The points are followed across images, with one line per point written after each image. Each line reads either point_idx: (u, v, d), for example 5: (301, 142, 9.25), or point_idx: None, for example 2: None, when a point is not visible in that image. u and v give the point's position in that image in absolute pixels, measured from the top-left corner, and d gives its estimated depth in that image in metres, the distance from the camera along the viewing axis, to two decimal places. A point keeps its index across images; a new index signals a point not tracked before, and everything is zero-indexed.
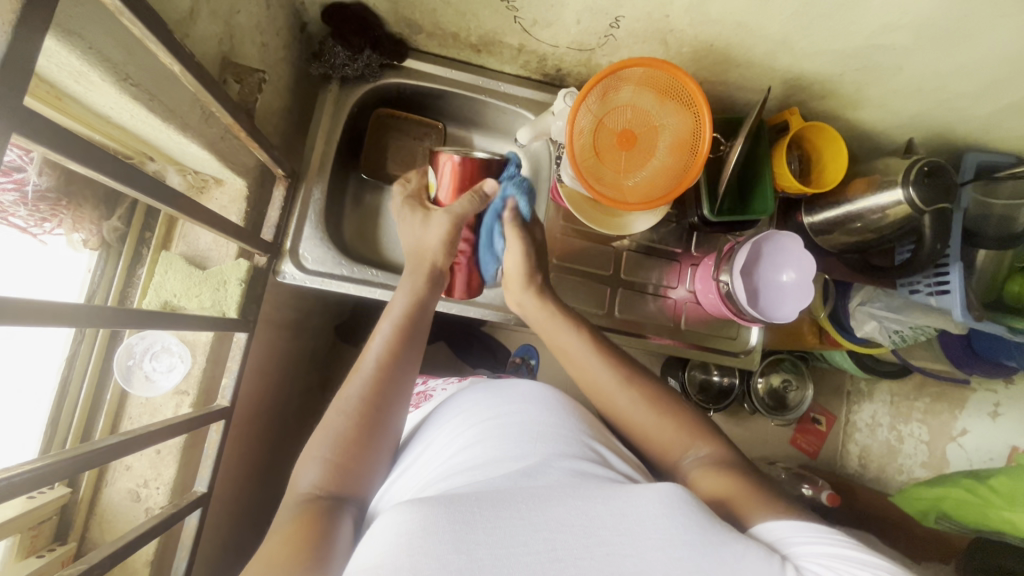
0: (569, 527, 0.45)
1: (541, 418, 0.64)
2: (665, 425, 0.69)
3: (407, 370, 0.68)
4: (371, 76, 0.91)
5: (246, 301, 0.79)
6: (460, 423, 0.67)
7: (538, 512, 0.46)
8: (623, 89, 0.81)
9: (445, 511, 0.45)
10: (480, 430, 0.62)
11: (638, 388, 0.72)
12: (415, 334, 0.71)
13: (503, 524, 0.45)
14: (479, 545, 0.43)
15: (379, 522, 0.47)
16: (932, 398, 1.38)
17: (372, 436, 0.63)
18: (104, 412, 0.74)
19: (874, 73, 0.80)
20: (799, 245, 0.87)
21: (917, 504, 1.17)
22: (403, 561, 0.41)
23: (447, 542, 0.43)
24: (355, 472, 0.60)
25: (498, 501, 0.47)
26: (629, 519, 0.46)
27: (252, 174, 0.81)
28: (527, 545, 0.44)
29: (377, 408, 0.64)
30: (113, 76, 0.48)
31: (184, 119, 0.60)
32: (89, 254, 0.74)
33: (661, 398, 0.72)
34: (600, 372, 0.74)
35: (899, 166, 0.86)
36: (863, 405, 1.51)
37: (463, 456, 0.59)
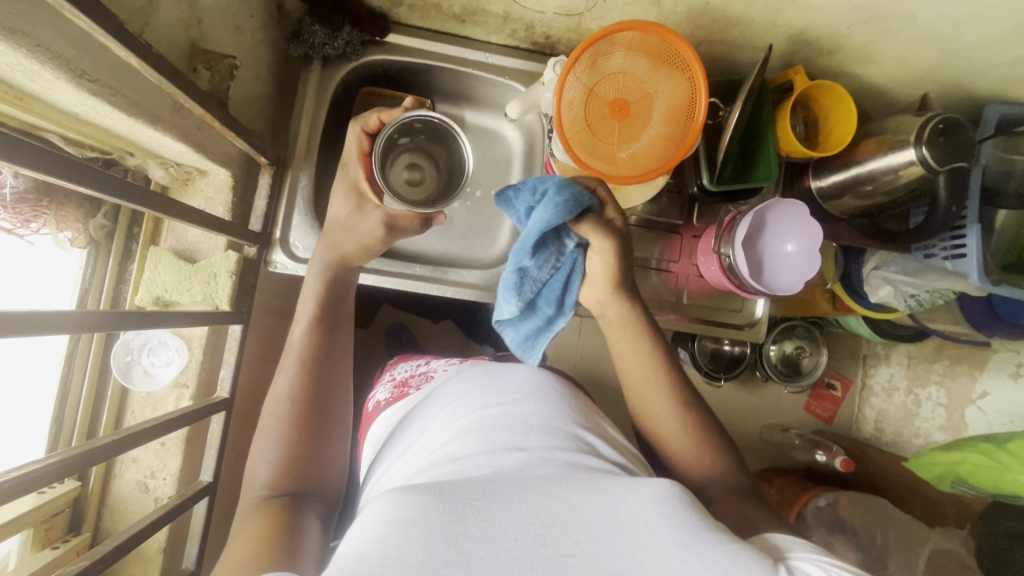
0: (558, 522, 0.45)
1: (533, 406, 0.63)
2: (699, 454, 0.69)
3: (332, 360, 0.69)
4: (353, 54, 0.88)
5: (238, 293, 0.78)
6: (454, 410, 0.66)
7: (528, 505, 0.46)
8: (614, 55, 0.76)
9: (433, 501, 0.45)
10: (472, 418, 0.62)
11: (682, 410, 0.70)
12: (337, 323, 0.71)
13: (492, 516, 0.44)
14: (466, 537, 0.43)
15: (371, 509, 0.47)
16: (951, 359, 1.33)
17: (317, 432, 0.63)
18: (107, 408, 0.76)
19: (885, 24, 0.74)
20: (805, 213, 0.84)
21: (932, 468, 1.15)
22: (389, 550, 0.41)
23: (436, 534, 0.43)
24: (313, 459, 0.62)
25: (488, 491, 0.47)
26: (621, 518, 0.45)
27: (236, 163, 0.79)
28: (515, 540, 0.43)
29: (313, 402, 0.64)
30: (67, 73, 0.46)
31: (154, 112, 0.58)
32: (79, 252, 0.74)
33: (705, 426, 0.70)
34: (656, 396, 0.71)
35: (912, 124, 0.81)
36: (879, 369, 1.49)
37: (454, 446, 0.59)
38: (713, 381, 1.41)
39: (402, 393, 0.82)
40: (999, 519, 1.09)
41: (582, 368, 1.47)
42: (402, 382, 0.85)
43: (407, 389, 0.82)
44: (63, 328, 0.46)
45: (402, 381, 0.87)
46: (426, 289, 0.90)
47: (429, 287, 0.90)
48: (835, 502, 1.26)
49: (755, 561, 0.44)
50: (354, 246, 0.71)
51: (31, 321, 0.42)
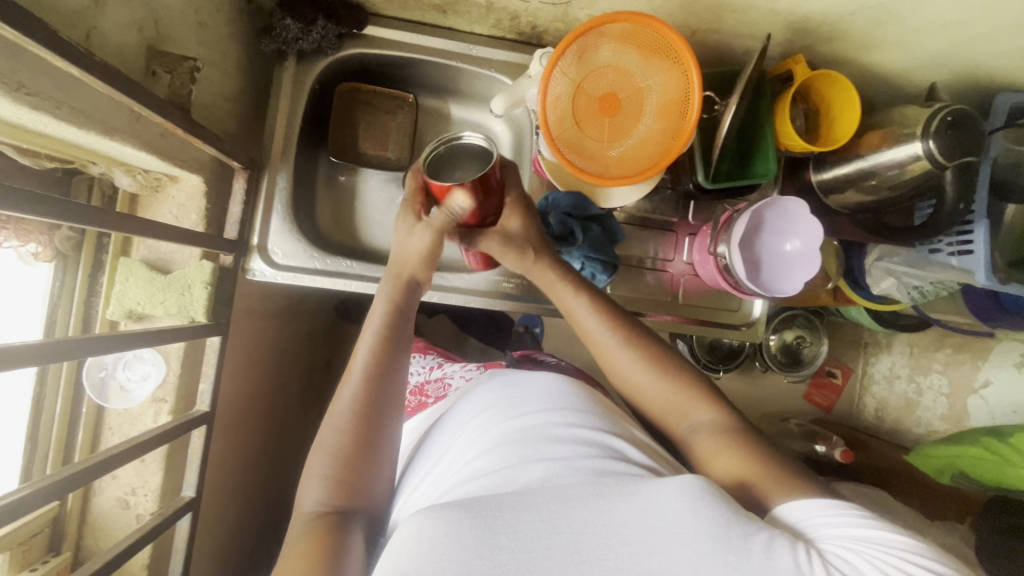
0: (591, 526, 0.43)
1: (563, 411, 0.61)
2: (671, 399, 0.64)
3: (393, 378, 0.64)
4: (329, 48, 0.84)
5: (215, 303, 0.76)
6: (480, 420, 0.64)
7: (559, 512, 0.44)
8: (603, 48, 0.72)
9: (466, 515, 0.44)
10: (500, 426, 0.60)
11: (643, 357, 0.67)
12: (401, 333, 0.67)
13: (524, 527, 0.43)
14: (502, 550, 0.42)
15: (403, 527, 0.47)
16: (953, 348, 1.30)
17: (374, 448, 0.61)
18: (83, 425, 0.74)
19: (890, 11, 0.70)
20: (805, 211, 0.80)
21: (933, 462, 1.11)
22: (425, 566, 0.41)
23: (470, 549, 0.42)
24: (365, 471, 0.60)
25: (519, 501, 0.45)
26: (652, 516, 0.43)
27: (208, 168, 0.76)
28: (549, 549, 0.42)
29: (373, 414, 0.62)
30: (1, 87, 0.43)
31: (108, 122, 0.55)
32: (46, 266, 0.71)
33: (669, 366, 0.66)
34: (609, 343, 0.69)
35: (919, 116, 0.76)
36: (880, 358, 1.45)
37: (480, 457, 0.57)
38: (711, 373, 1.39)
39: (420, 403, 0.82)
40: (999, 514, 1.05)
41: (578, 363, 1.44)
42: (418, 389, 0.84)
43: (425, 399, 0.81)
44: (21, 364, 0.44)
45: (419, 387, 0.86)
46: None
47: None
48: (836, 494, 1.23)
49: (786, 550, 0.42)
50: (421, 258, 0.70)
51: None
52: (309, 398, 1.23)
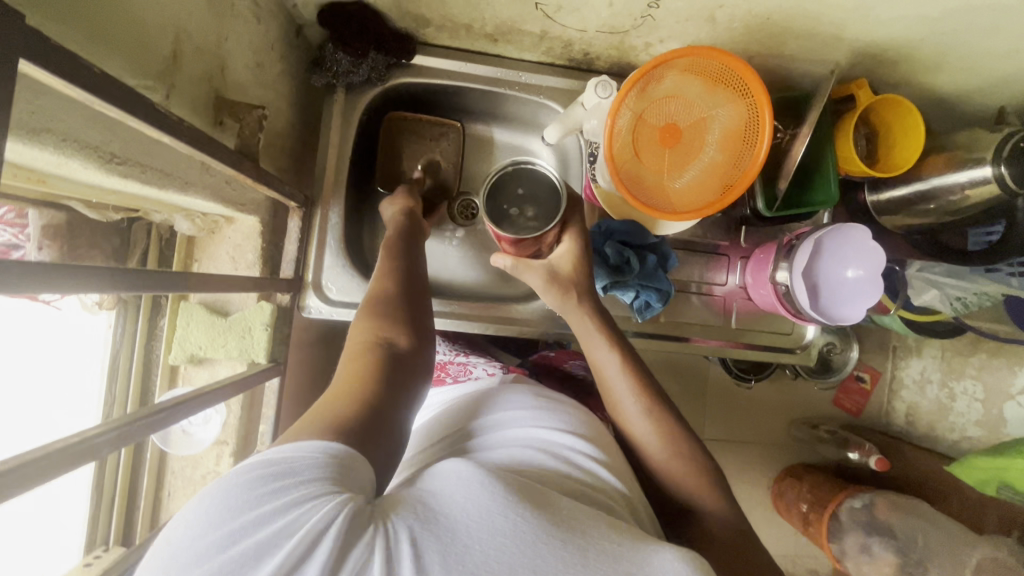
0: (604, 547, 0.38)
1: (584, 429, 0.56)
2: (680, 475, 0.60)
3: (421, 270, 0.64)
4: (378, 79, 0.82)
5: (274, 344, 0.75)
6: (504, 396, 0.61)
7: (575, 520, 0.40)
8: (666, 79, 0.71)
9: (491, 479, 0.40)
10: (535, 405, 0.57)
11: (666, 436, 0.62)
12: (414, 256, 0.66)
13: (551, 511, 0.39)
14: (521, 517, 0.38)
15: (412, 485, 0.42)
16: (989, 353, 1.19)
17: (413, 314, 0.56)
18: (147, 470, 0.74)
19: (963, 36, 0.68)
20: (869, 238, 0.79)
21: (975, 473, 1.04)
22: (459, 504, 0.38)
23: (485, 512, 0.37)
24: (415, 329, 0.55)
25: (539, 493, 0.41)
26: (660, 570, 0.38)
27: (264, 208, 0.75)
28: (563, 539, 0.37)
29: (405, 294, 0.58)
30: (96, 160, 0.42)
31: (183, 178, 0.54)
32: (107, 313, 0.70)
33: (686, 441, 0.62)
34: (625, 397, 0.64)
35: (987, 141, 0.75)
36: (911, 361, 1.38)
37: (512, 434, 0.53)
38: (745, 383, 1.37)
39: (439, 380, 0.78)
40: None
41: None
42: (440, 367, 0.80)
43: (444, 379, 0.77)
44: (100, 454, 0.41)
45: (440, 365, 0.82)
46: (465, 327, 0.86)
47: (468, 325, 0.86)
48: (872, 503, 1.17)
49: None
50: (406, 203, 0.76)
51: (59, 458, 0.37)
52: None
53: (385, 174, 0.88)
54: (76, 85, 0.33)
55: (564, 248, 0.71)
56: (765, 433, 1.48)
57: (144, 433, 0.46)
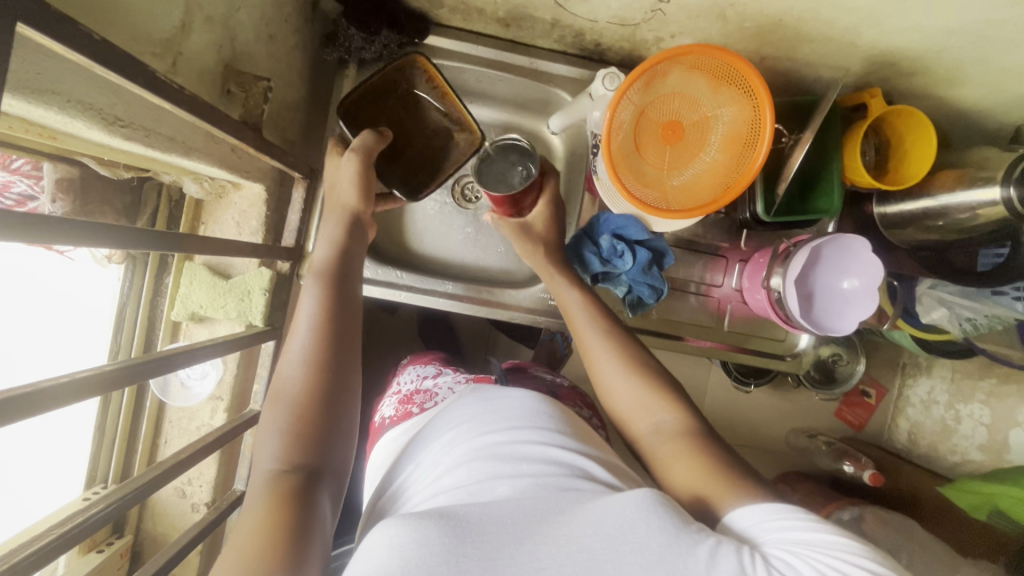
0: (551, 538, 0.41)
1: (535, 418, 0.56)
2: (649, 401, 0.62)
3: (344, 332, 0.62)
4: (390, 57, 0.83)
5: (272, 309, 0.78)
6: (439, 425, 0.61)
7: (523, 526, 0.42)
8: (672, 75, 0.70)
9: (435, 526, 0.41)
10: (465, 425, 0.57)
11: (620, 352, 0.66)
12: (347, 296, 0.64)
13: (491, 536, 0.41)
14: (467, 557, 0.40)
15: (371, 538, 0.44)
16: (999, 378, 1.14)
17: (327, 402, 0.57)
18: (146, 418, 0.78)
19: (982, 51, 0.66)
20: (867, 249, 0.78)
21: (966, 496, 1.02)
22: (393, 571, 0.38)
23: (435, 556, 0.39)
24: (330, 407, 0.57)
25: (485, 516, 0.43)
26: (609, 524, 0.42)
27: (270, 177, 0.78)
28: (510, 557, 0.40)
29: (324, 373, 0.58)
30: (99, 122, 0.44)
31: (187, 144, 0.56)
32: (116, 267, 0.74)
33: (649, 371, 0.64)
34: (596, 348, 0.68)
35: (1001, 161, 0.73)
36: (920, 380, 1.34)
37: (447, 464, 0.53)
38: (742, 386, 1.36)
39: (407, 412, 0.73)
40: None
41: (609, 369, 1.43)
42: (406, 399, 0.76)
43: (412, 408, 0.73)
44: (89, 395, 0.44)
45: (407, 397, 0.77)
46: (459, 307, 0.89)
47: (463, 306, 0.88)
48: (860, 516, 1.13)
49: (735, 556, 0.40)
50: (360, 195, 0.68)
51: (60, 391, 0.41)
52: None
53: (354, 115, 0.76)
54: (77, 52, 0.35)
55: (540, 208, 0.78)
56: (757, 438, 1.47)
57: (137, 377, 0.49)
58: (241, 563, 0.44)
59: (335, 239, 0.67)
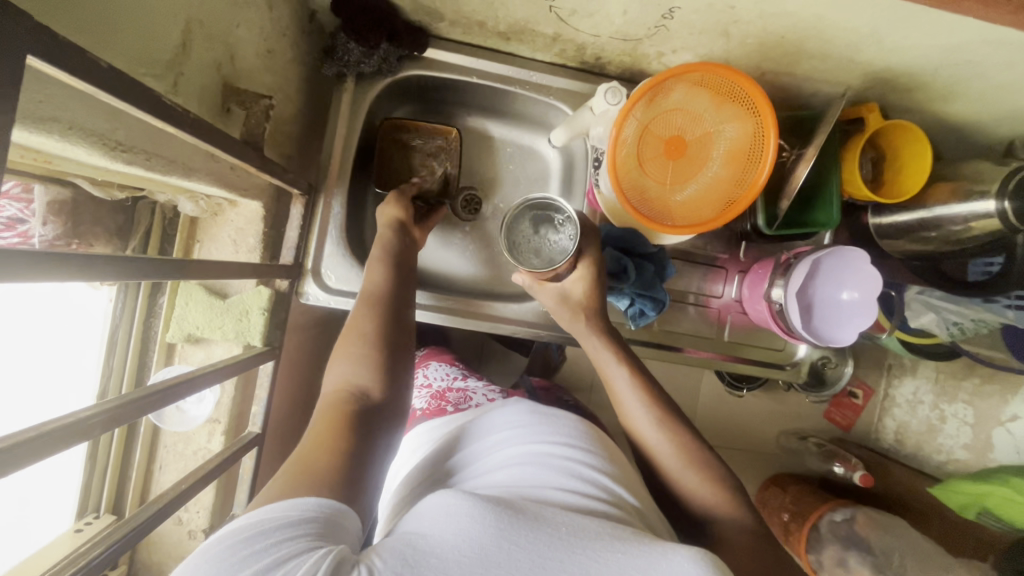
0: (602, 561, 0.41)
1: (584, 440, 0.59)
2: (696, 481, 0.62)
3: (403, 308, 0.67)
4: (389, 70, 0.82)
5: (270, 328, 0.76)
6: (492, 417, 0.65)
7: (575, 537, 0.42)
8: (675, 91, 0.71)
9: (491, 509, 0.43)
10: (523, 423, 0.61)
11: (676, 440, 0.64)
12: (403, 287, 0.69)
13: (543, 533, 0.42)
14: (519, 547, 0.40)
15: (419, 510, 0.45)
16: (982, 378, 1.17)
17: (389, 361, 0.61)
18: (140, 444, 0.76)
19: (978, 69, 0.68)
20: (866, 262, 0.79)
21: (956, 496, 1.03)
22: (449, 538, 0.40)
23: (490, 536, 0.40)
24: (392, 378, 0.60)
25: (540, 515, 0.44)
26: (659, 569, 0.41)
27: (267, 194, 0.76)
28: (561, 563, 0.40)
29: (388, 338, 0.62)
30: (101, 148, 0.42)
31: (188, 165, 0.54)
32: (108, 289, 0.71)
33: (695, 448, 0.64)
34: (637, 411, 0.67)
35: (993, 174, 0.74)
36: (905, 381, 1.35)
37: (502, 463, 0.57)
38: (736, 391, 1.37)
39: (439, 408, 0.82)
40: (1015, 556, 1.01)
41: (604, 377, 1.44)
42: (438, 395, 0.85)
43: (445, 405, 0.82)
44: (93, 434, 0.42)
45: (439, 393, 0.86)
46: (461, 323, 0.87)
47: (465, 321, 0.87)
48: (853, 518, 1.17)
49: None
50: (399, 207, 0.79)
51: (60, 434, 0.39)
52: None
53: (383, 183, 0.88)
54: (82, 80, 0.33)
55: (578, 276, 0.74)
56: (750, 442, 1.49)
57: (139, 412, 0.47)
58: (292, 482, 0.46)
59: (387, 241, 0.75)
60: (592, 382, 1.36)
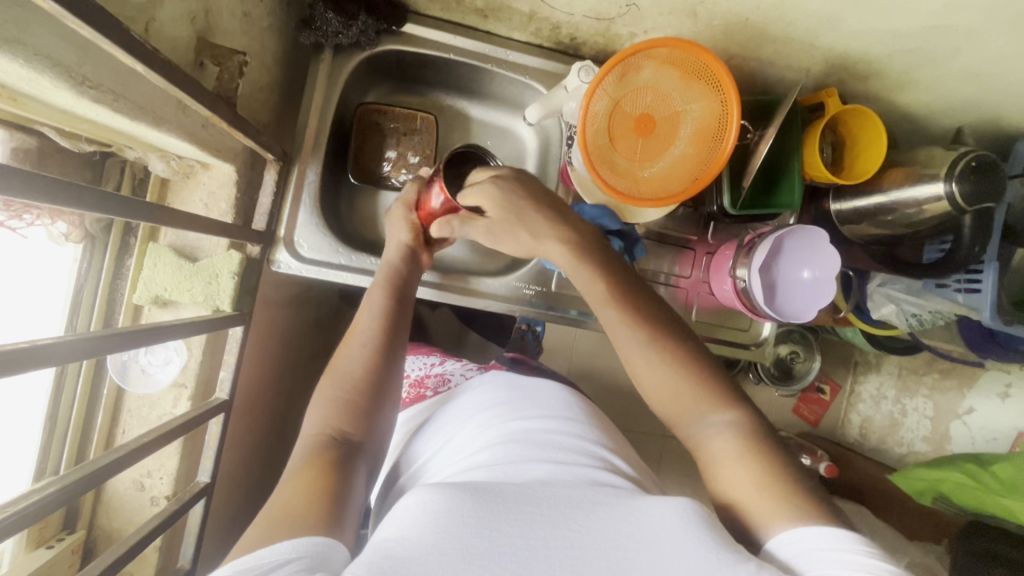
0: (585, 526, 0.43)
1: (559, 421, 0.61)
2: (685, 391, 0.59)
3: (400, 335, 0.69)
4: (367, 43, 0.83)
5: (240, 293, 0.76)
6: (466, 412, 0.67)
7: (557, 510, 0.44)
8: (645, 69, 0.73)
9: (469, 497, 0.44)
10: (496, 411, 0.63)
11: (663, 355, 0.61)
12: (401, 308, 0.72)
13: (523, 515, 0.43)
14: (501, 533, 0.42)
15: (403, 503, 0.46)
16: (940, 373, 1.24)
17: (372, 395, 0.63)
18: (103, 407, 0.75)
19: (928, 56, 0.71)
20: (824, 240, 0.82)
21: (913, 481, 1.06)
22: (428, 538, 0.40)
23: (469, 526, 0.42)
24: (368, 419, 0.61)
25: (519, 494, 0.45)
26: (644, 527, 0.43)
27: (241, 158, 0.76)
28: (543, 538, 0.42)
29: (378, 366, 0.65)
30: (67, 80, 0.43)
31: (158, 114, 0.55)
32: (73, 247, 0.70)
33: (684, 355, 0.61)
34: (622, 330, 0.63)
35: (943, 159, 0.79)
36: (868, 377, 1.36)
37: (479, 446, 0.58)
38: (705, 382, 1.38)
39: (419, 395, 0.84)
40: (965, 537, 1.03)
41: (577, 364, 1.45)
42: (418, 382, 0.86)
43: (424, 391, 0.84)
44: (50, 362, 0.42)
45: (416, 381, 0.87)
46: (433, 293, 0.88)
47: (436, 293, 0.88)
48: None
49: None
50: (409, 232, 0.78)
51: (13, 357, 0.39)
52: (310, 382, 1.22)
53: (360, 165, 0.90)
54: None
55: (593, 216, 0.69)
56: None
57: (95, 350, 0.47)
58: (279, 517, 0.47)
59: (391, 266, 0.76)
60: (565, 369, 1.37)
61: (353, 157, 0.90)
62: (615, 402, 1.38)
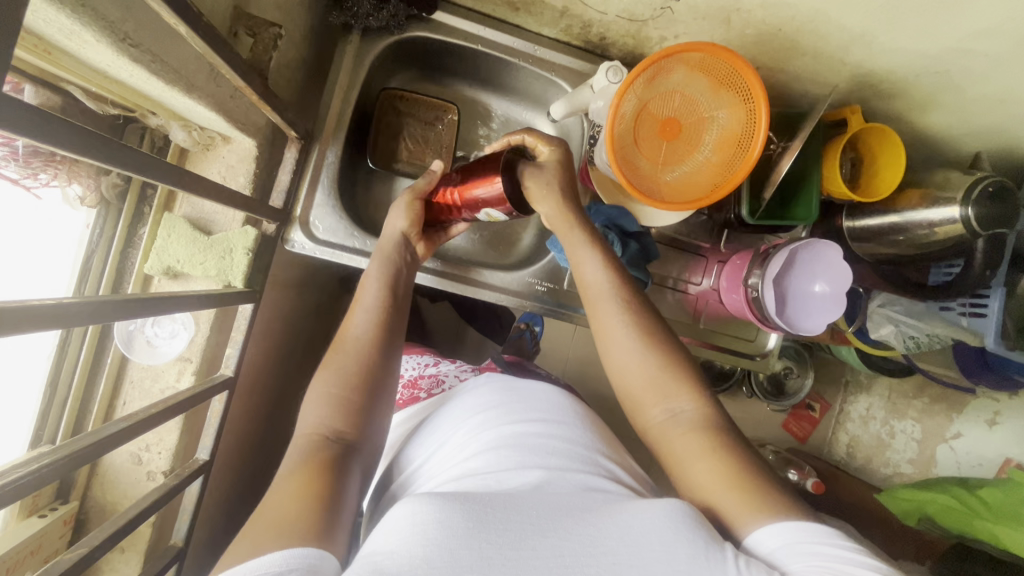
0: (574, 535, 0.42)
1: (558, 427, 0.61)
2: (663, 376, 0.62)
3: (396, 336, 0.69)
4: (396, 28, 0.82)
5: (253, 270, 0.75)
6: (459, 415, 0.67)
7: (547, 520, 0.44)
8: (675, 72, 0.73)
9: (459, 509, 0.43)
10: (492, 415, 0.63)
11: (643, 331, 0.65)
12: (397, 301, 0.71)
13: (513, 525, 0.43)
14: (490, 544, 0.41)
15: (395, 513, 0.45)
16: (930, 398, 1.23)
17: (367, 395, 0.62)
18: (105, 376, 0.73)
19: (953, 79, 0.72)
20: (837, 256, 0.83)
21: (902, 502, 1.05)
22: (417, 551, 0.39)
23: (460, 538, 0.41)
24: (364, 416, 0.61)
25: (510, 505, 0.45)
26: (634, 530, 0.43)
27: (262, 133, 0.75)
28: (534, 549, 0.41)
29: (375, 364, 0.64)
30: (109, 36, 0.42)
31: (191, 80, 0.54)
32: (86, 211, 0.69)
33: (666, 346, 0.64)
34: (609, 309, 0.67)
35: (960, 183, 0.80)
36: (858, 398, 1.38)
37: (472, 452, 0.57)
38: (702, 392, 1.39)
39: (413, 397, 0.83)
40: (948, 561, 1.04)
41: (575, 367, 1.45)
42: (411, 383, 0.85)
43: (418, 393, 0.83)
44: (75, 322, 0.43)
45: (410, 382, 0.86)
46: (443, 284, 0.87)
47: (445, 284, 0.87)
48: None
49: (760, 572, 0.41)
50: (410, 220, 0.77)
51: (38, 314, 0.39)
52: (308, 368, 1.21)
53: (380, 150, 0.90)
54: None
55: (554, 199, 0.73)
56: None
57: (111, 314, 0.47)
58: (273, 527, 0.46)
59: (389, 260, 0.74)
60: (564, 370, 1.37)
61: (371, 141, 0.90)
62: (611, 406, 1.38)
